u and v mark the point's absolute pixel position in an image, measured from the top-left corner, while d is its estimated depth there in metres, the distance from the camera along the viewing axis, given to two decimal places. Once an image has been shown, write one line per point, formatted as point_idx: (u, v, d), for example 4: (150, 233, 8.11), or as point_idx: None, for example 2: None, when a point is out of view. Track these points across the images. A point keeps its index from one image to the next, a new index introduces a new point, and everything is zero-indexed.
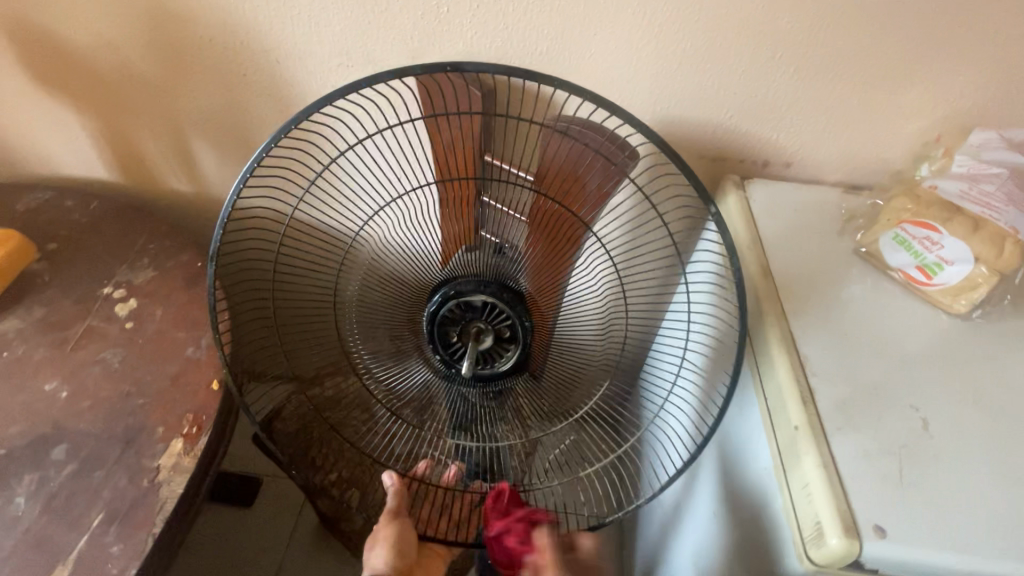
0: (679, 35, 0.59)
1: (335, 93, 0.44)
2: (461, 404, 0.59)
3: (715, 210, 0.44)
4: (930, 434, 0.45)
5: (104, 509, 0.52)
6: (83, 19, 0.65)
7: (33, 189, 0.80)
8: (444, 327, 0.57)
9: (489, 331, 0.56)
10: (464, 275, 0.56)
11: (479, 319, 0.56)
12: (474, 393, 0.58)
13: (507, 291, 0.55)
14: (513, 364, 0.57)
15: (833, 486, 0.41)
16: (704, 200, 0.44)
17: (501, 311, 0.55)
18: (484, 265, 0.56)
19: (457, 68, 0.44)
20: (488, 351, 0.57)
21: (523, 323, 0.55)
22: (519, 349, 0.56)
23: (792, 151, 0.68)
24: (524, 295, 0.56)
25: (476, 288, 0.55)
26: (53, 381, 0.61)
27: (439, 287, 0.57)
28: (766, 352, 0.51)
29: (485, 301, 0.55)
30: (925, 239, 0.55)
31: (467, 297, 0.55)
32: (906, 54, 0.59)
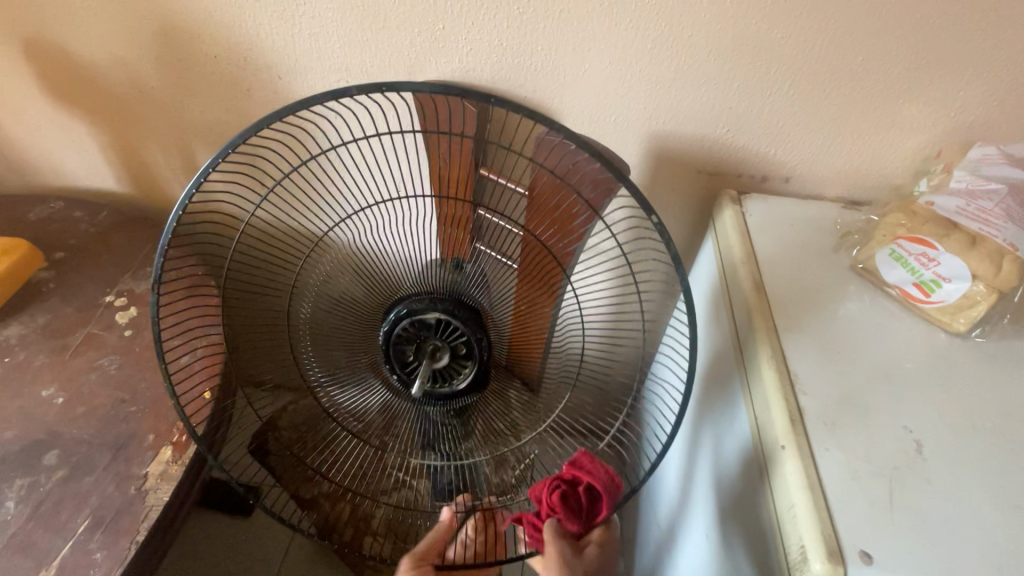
0: (673, 51, 0.59)
1: (277, 112, 0.44)
2: (425, 422, 0.59)
3: (656, 219, 0.45)
4: (923, 457, 0.44)
5: (90, 515, 0.53)
6: (95, 38, 0.68)
7: (45, 200, 0.83)
8: (399, 346, 0.57)
9: (443, 348, 0.56)
10: (418, 293, 0.57)
11: (434, 337, 0.56)
12: (436, 410, 0.59)
13: (461, 308, 0.55)
14: (471, 381, 0.57)
15: (818, 509, 0.40)
16: (643, 209, 0.45)
17: (455, 328, 0.55)
18: (439, 280, 0.57)
19: (392, 88, 0.44)
20: (444, 369, 0.57)
21: (478, 340, 0.55)
22: (475, 365, 0.57)
23: (790, 166, 0.67)
24: (478, 311, 0.56)
25: (429, 305, 0.55)
26: (50, 387, 0.62)
27: (393, 307, 0.57)
28: (756, 369, 0.50)
29: (439, 318, 0.55)
30: (921, 256, 0.53)
31: (419, 315, 0.55)
32: (905, 69, 0.58)
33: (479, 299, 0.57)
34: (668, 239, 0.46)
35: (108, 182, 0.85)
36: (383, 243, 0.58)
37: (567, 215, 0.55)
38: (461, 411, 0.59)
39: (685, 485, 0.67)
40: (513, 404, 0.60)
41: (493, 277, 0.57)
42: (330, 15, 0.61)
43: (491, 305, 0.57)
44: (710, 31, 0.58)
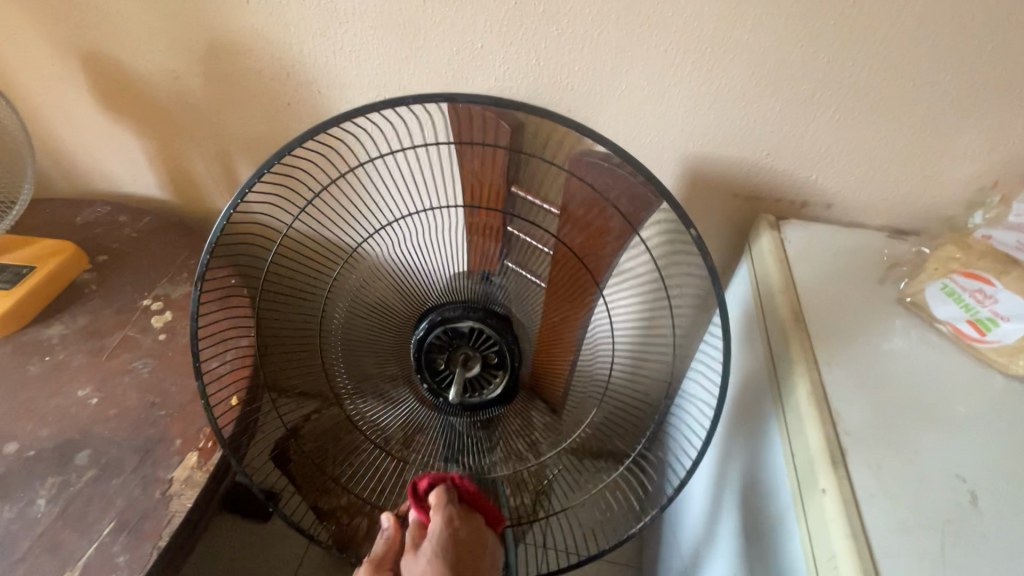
0: (714, 73, 0.58)
1: (325, 124, 0.47)
2: (449, 432, 0.59)
3: (696, 230, 0.47)
4: (979, 510, 0.40)
5: (116, 517, 0.54)
6: (148, 52, 0.70)
7: (93, 205, 0.86)
8: (431, 353, 0.57)
9: (476, 357, 0.57)
10: (452, 301, 0.57)
11: (467, 345, 0.57)
12: (461, 421, 0.59)
13: (494, 317, 0.56)
14: (501, 391, 0.57)
15: (863, 560, 0.37)
16: (683, 221, 0.47)
17: (488, 336, 0.56)
18: (472, 292, 0.57)
19: (454, 99, 0.48)
20: (476, 378, 0.57)
21: (511, 348, 0.56)
22: (507, 375, 0.57)
23: (832, 193, 0.65)
24: (511, 321, 0.57)
25: (463, 314, 0.56)
26: (86, 387, 0.63)
27: (426, 314, 0.58)
28: (795, 405, 0.48)
29: (472, 327, 0.56)
30: (977, 292, 0.50)
31: (453, 324, 0.56)
32: (959, 96, 0.56)
33: (509, 306, 0.58)
34: (704, 249, 0.48)
35: (152, 189, 0.88)
36: (416, 255, 0.59)
37: (599, 232, 0.55)
38: (489, 421, 0.59)
39: (711, 520, 0.64)
40: (535, 424, 0.59)
41: (514, 297, 0.58)
42: (371, 33, 0.63)
43: (520, 319, 0.58)
44: (752, 56, 0.56)
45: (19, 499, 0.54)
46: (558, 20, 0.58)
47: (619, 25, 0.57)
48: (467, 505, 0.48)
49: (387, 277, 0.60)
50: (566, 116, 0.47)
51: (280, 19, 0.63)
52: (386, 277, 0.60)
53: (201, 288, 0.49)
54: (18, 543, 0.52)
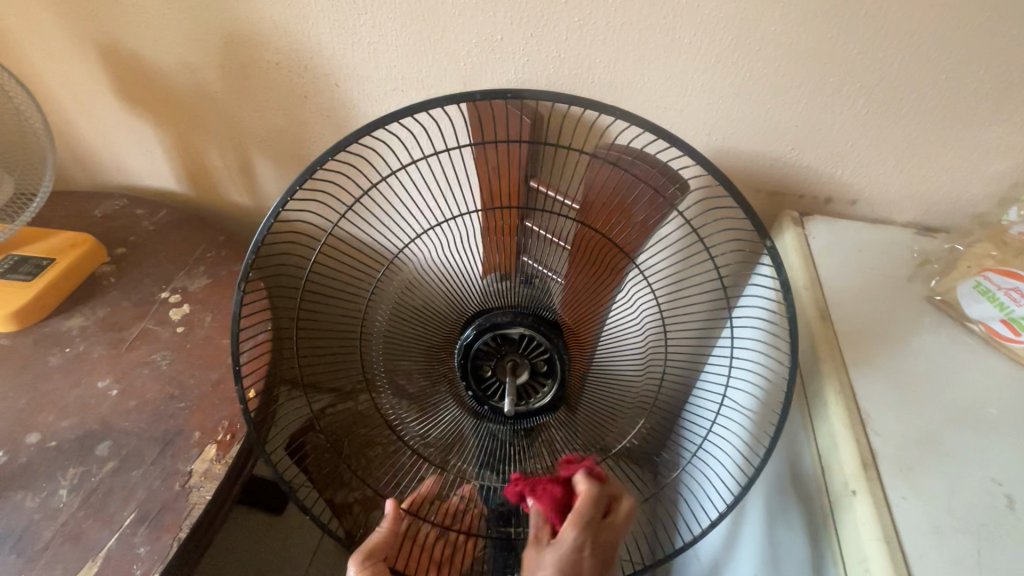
0: (739, 66, 0.57)
1: (362, 130, 0.46)
2: (488, 441, 0.57)
3: (772, 244, 0.44)
4: (1015, 514, 0.39)
5: (136, 509, 0.54)
6: (166, 45, 0.70)
7: (111, 198, 0.87)
8: (478, 360, 0.56)
9: (525, 365, 0.56)
10: (500, 308, 0.56)
11: (514, 352, 0.56)
12: (503, 431, 0.57)
13: (544, 323, 0.55)
14: (550, 401, 0.56)
15: (896, 564, 0.36)
16: (760, 234, 0.45)
17: (539, 344, 0.55)
18: (516, 295, 0.56)
19: (516, 94, 0.45)
20: (524, 386, 0.57)
21: (562, 356, 0.55)
22: (556, 384, 0.56)
23: (858, 188, 0.63)
24: (559, 325, 0.55)
25: (513, 320, 0.55)
26: (106, 379, 0.64)
27: (473, 320, 0.57)
28: (823, 406, 0.47)
29: (521, 334, 0.55)
30: (1012, 292, 0.49)
31: (503, 329, 0.55)
32: (993, 89, 0.54)
33: (559, 309, 0.56)
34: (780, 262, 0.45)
35: (169, 182, 0.88)
36: (449, 261, 0.59)
37: (623, 228, 0.55)
38: (530, 433, 0.57)
39: (733, 520, 0.64)
40: (554, 422, 0.58)
41: (562, 299, 0.56)
42: (391, 25, 0.62)
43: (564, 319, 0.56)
44: (779, 47, 0.55)
45: (41, 489, 0.55)
46: (581, 11, 0.57)
47: (643, 16, 0.56)
48: (604, 526, 0.47)
49: (423, 287, 0.60)
50: (618, 111, 0.45)
51: (298, 10, 0.63)
52: (419, 286, 0.60)
53: (236, 296, 0.48)
54: (40, 532, 0.52)
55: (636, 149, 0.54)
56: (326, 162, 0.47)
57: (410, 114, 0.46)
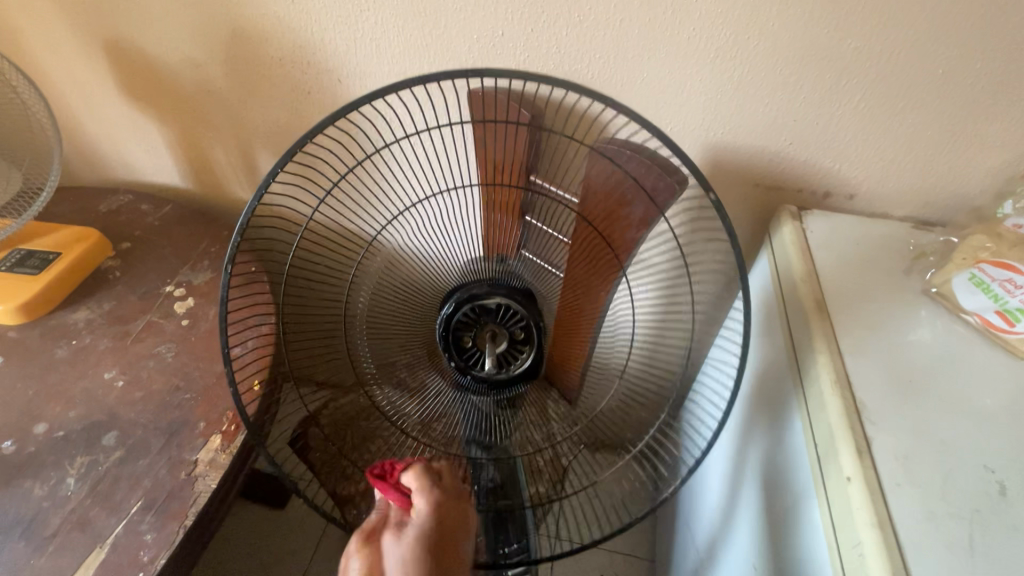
0: (737, 61, 0.58)
1: (337, 113, 0.48)
2: (475, 414, 0.59)
3: (714, 197, 0.48)
4: (1007, 500, 0.40)
5: (143, 497, 0.55)
6: (171, 41, 0.71)
7: (116, 193, 0.88)
8: (458, 333, 0.58)
9: (504, 334, 0.57)
10: (476, 281, 0.58)
11: (493, 322, 0.57)
12: (487, 402, 0.59)
13: (519, 293, 0.57)
14: (529, 365, 0.58)
15: (889, 548, 0.37)
16: (704, 187, 0.48)
17: (516, 313, 0.57)
18: (489, 272, 0.58)
19: (478, 75, 0.48)
20: (504, 354, 0.58)
21: (538, 324, 0.57)
22: (533, 351, 0.57)
23: (856, 182, 0.64)
24: (535, 296, 0.57)
25: (490, 291, 0.56)
26: (112, 370, 0.65)
27: (451, 295, 0.58)
28: (818, 395, 0.48)
29: (499, 304, 0.56)
30: (1007, 283, 0.50)
31: (481, 300, 0.56)
32: (990, 85, 0.55)
33: (531, 282, 0.58)
34: (724, 217, 0.48)
35: (173, 178, 0.89)
36: (432, 240, 0.61)
37: (621, 221, 0.55)
38: (514, 401, 0.59)
39: (729, 512, 0.65)
40: (552, 415, 0.60)
41: (534, 276, 0.59)
42: (392, 21, 0.63)
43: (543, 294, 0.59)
44: (778, 41, 0.56)
45: (49, 478, 0.56)
46: (580, 6, 0.57)
47: (642, 11, 0.56)
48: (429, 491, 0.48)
49: (406, 261, 0.61)
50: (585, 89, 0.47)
51: (301, 6, 0.63)
52: (402, 263, 0.61)
53: (226, 278, 0.49)
54: (49, 519, 0.53)
55: (632, 143, 0.55)
56: (304, 146, 0.48)
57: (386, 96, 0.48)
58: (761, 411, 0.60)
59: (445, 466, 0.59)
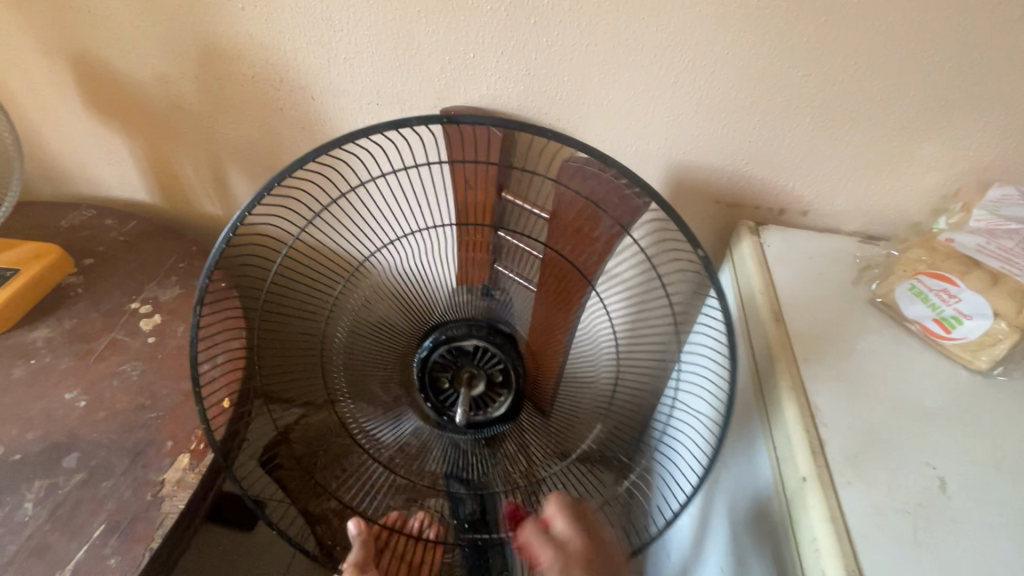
0: (695, 85, 0.61)
1: (301, 158, 0.48)
2: (453, 450, 0.60)
3: (700, 250, 0.47)
4: (947, 495, 0.43)
5: (106, 520, 0.53)
6: (142, 57, 0.71)
7: (78, 208, 0.86)
8: (434, 373, 0.59)
9: (480, 375, 0.59)
10: (455, 319, 0.59)
11: (471, 363, 0.59)
12: (466, 440, 0.59)
13: (497, 335, 0.58)
14: (507, 409, 0.59)
15: (842, 544, 0.39)
16: (689, 239, 0.48)
17: (493, 355, 0.58)
18: (472, 309, 0.59)
19: (453, 119, 0.49)
20: (481, 396, 0.59)
21: (516, 367, 0.58)
22: (511, 394, 0.59)
23: (808, 200, 0.68)
24: (513, 339, 0.59)
25: (467, 332, 0.58)
26: (73, 391, 0.63)
27: (430, 333, 0.59)
28: (777, 404, 0.50)
29: (476, 345, 0.58)
30: (942, 292, 0.53)
31: (458, 342, 0.58)
32: (923, 110, 0.60)
33: (513, 319, 0.60)
34: (712, 269, 0.48)
35: (139, 193, 0.87)
36: (414, 270, 0.61)
37: (590, 236, 0.57)
38: (493, 440, 0.59)
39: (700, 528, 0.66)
40: (526, 427, 0.60)
41: (520, 302, 0.60)
42: (366, 42, 0.64)
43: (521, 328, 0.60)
44: (732, 69, 0.59)
45: (5, 504, 0.54)
46: (550, 31, 0.60)
47: (606, 38, 0.59)
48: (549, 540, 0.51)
49: (389, 292, 0.61)
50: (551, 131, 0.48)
51: (277, 26, 0.64)
52: (388, 294, 0.61)
53: (198, 314, 0.49)
54: (4, 546, 0.51)
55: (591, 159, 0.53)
56: (272, 189, 0.48)
57: (354, 139, 0.48)
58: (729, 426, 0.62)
59: (419, 483, 0.60)
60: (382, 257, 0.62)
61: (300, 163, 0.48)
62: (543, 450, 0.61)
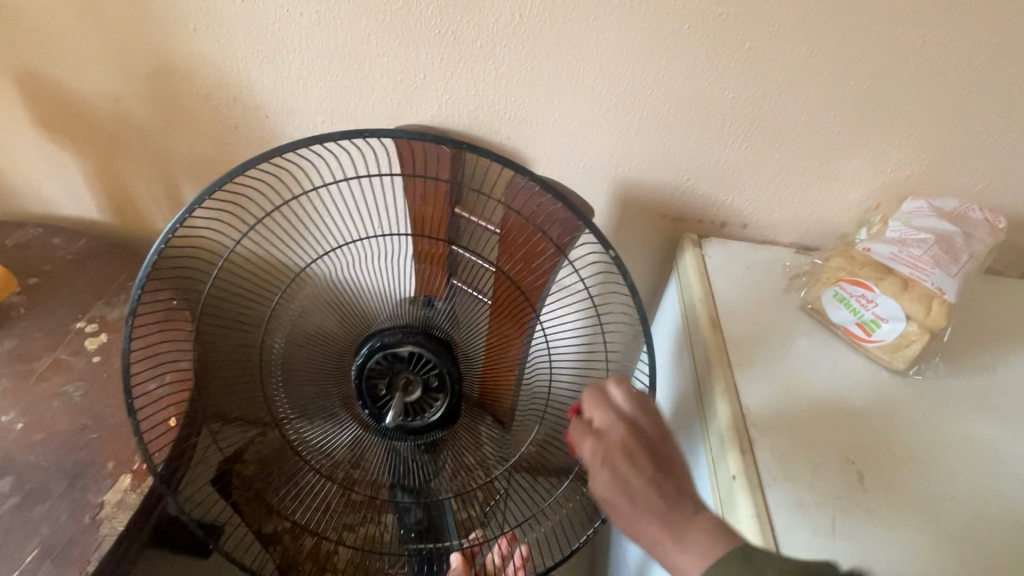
0: (635, 106, 0.65)
1: (236, 169, 0.49)
2: (394, 457, 0.59)
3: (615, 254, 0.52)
4: (864, 488, 0.46)
5: (39, 544, 0.52)
6: (91, 75, 0.71)
7: (24, 226, 0.84)
8: (371, 379, 0.58)
9: (416, 381, 0.58)
10: (392, 327, 0.58)
11: (406, 370, 0.57)
12: (405, 446, 0.59)
13: (433, 340, 0.57)
14: (443, 413, 0.58)
15: (764, 537, 0.41)
16: (605, 246, 0.52)
17: (428, 360, 0.57)
18: (412, 317, 0.58)
19: (377, 134, 0.50)
20: (416, 402, 0.58)
21: (450, 371, 0.57)
22: (447, 398, 0.58)
23: (747, 214, 0.72)
24: (449, 343, 0.58)
25: (402, 338, 0.57)
26: (10, 413, 0.61)
27: (366, 340, 0.58)
28: (712, 405, 0.53)
29: (411, 351, 0.56)
30: (861, 297, 0.57)
31: (392, 348, 0.56)
32: (845, 130, 0.64)
33: (450, 330, 0.59)
34: (626, 270, 0.52)
35: (89, 210, 0.86)
36: (356, 280, 0.61)
37: (536, 254, 0.59)
38: (433, 445, 0.60)
39: None
40: (485, 440, 0.61)
41: (467, 311, 0.60)
42: (318, 63, 0.66)
43: (462, 340, 0.60)
44: (668, 92, 0.63)
45: None
46: (495, 53, 0.62)
47: (549, 61, 0.62)
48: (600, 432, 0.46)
49: (329, 302, 0.60)
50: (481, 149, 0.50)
51: (229, 47, 0.66)
52: (327, 304, 0.60)
53: (130, 324, 0.49)
54: None
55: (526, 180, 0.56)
56: (209, 197, 0.50)
57: (287, 153, 0.50)
58: (676, 439, 0.63)
59: (373, 495, 0.60)
60: (322, 266, 0.61)
61: (226, 180, 0.50)
62: (498, 457, 0.62)
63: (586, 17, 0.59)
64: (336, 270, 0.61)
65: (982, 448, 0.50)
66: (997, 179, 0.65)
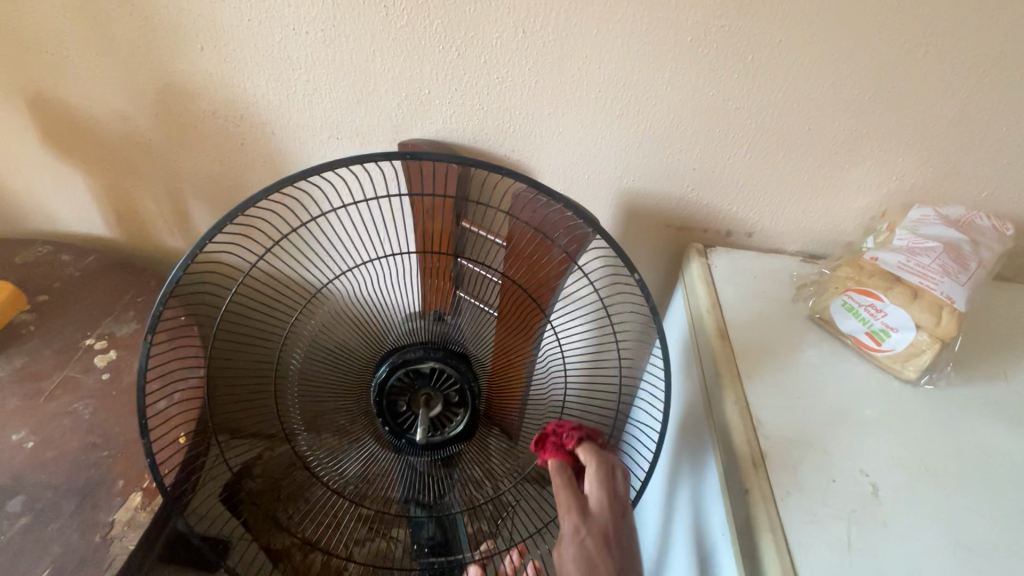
0: (639, 118, 0.65)
1: (257, 194, 0.50)
2: (407, 472, 0.59)
3: (638, 276, 0.55)
4: (880, 501, 0.45)
5: (51, 564, 0.52)
6: (100, 95, 0.72)
7: (32, 244, 0.84)
8: (392, 397, 0.58)
9: (437, 397, 0.58)
10: (410, 344, 0.58)
11: (428, 386, 0.58)
12: (423, 461, 0.59)
13: (453, 355, 0.58)
14: (464, 428, 0.59)
15: (781, 550, 0.41)
16: (628, 267, 0.54)
17: (450, 376, 0.57)
18: (428, 333, 0.59)
19: (415, 156, 0.52)
20: (438, 418, 0.59)
21: (472, 386, 0.58)
22: (468, 413, 0.58)
23: (752, 222, 0.72)
24: (468, 358, 0.58)
25: (423, 355, 0.57)
26: (21, 431, 0.61)
27: (384, 358, 0.58)
28: (722, 417, 0.52)
29: (432, 367, 0.57)
30: (870, 307, 0.57)
31: (414, 365, 0.57)
32: (849, 140, 0.64)
33: (467, 346, 0.59)
34: (647, 292, 0.55)
35: (97, 227, 0.87)
36: (373, 296, 0.61)
37: (544, 266, 0.60)
38: (448, 459, 0.59)
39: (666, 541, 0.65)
40: (494, 451, 0.61)
41: (477, 325, 0.60)
42: (324, 80, 0.66)
43: (478, 356, 0.60)
44: (672, 103, 0.63)
45: None
46: (499, 69, 0.63)
47: (553, 74, 0.63)
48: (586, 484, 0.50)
49: (348, 319, 0.61)
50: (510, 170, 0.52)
51: (236, 66, 0.66)
52: (348, 321, 0.61)
53: (149, 342, 0.49)
54: None
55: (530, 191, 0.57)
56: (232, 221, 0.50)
57: (308, 176, 0.51)
58: (685, 451, 0.62)
59: (383, 510, 0.60)
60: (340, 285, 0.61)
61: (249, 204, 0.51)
62: (507, 471, 0.62)
63: (589, 31, 0.60)
64: (355, 286, 0.61)
65: (999, 458, 0.50)
66: (1003, 184, 0.65)
